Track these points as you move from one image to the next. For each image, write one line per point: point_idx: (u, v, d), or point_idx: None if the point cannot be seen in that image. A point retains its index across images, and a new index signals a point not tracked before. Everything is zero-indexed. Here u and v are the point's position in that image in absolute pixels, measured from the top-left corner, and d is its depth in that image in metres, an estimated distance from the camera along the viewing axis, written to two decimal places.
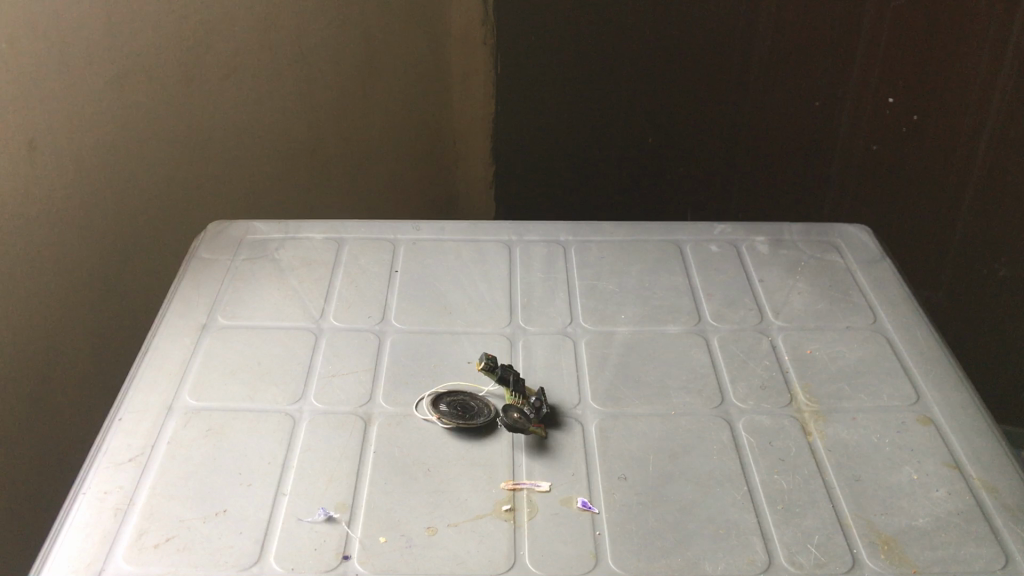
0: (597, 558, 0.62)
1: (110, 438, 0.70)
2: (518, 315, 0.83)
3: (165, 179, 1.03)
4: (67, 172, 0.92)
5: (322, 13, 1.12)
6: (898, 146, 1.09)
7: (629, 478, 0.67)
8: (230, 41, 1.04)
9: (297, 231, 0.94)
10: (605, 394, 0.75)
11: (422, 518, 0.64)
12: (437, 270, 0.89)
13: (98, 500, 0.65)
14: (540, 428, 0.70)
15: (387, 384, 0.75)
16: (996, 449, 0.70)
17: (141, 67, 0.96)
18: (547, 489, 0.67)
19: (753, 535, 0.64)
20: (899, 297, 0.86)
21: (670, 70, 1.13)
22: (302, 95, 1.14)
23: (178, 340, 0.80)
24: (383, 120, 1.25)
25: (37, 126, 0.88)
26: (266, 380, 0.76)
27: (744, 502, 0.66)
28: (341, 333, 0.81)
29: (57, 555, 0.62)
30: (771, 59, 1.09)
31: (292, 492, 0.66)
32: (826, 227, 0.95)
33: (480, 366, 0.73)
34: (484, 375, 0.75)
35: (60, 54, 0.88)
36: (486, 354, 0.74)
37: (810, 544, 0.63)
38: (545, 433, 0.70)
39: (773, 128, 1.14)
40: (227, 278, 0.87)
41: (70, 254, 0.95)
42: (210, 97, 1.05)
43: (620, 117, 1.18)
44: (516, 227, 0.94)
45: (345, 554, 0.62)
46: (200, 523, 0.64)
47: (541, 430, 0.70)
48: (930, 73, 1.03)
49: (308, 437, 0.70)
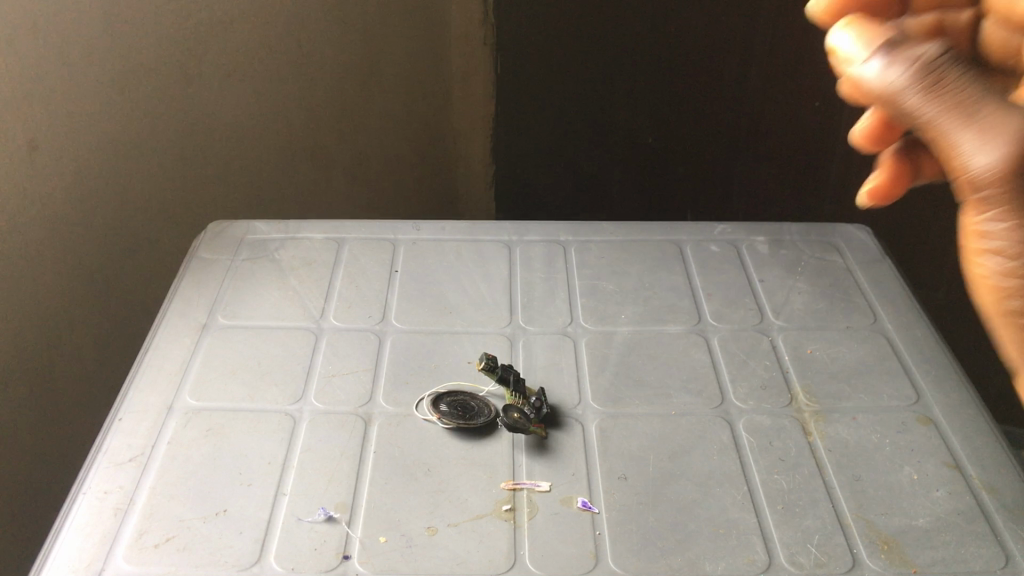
0: (597, 558, 0.62)
1: (110, 438, 0.70)
2: (518, 315, 0.83)
3: (166, 179, 1.03)
4: (67, 172, 0.92)
5: (323, 13, 1.12)
6: None
7: (629, 478, 0.68)
8: (230, 41, 1.04)
9: (297, 231, 0.94)
10: (605, 394, 0.75)
11: (422, 518, 0.64)
12: (437, 270, 0.89)
13: (98, 500, 0.65)
14: (540, 428, 0.70)
15: (387, 384, 0.75)
16: (996, 449, 0.70)
17: (141, 67, 0.96)
18: (547, 489, 0.67)
19: (753, 535, 0.64)
20: (899, 297, 0.86)
21: (670, 71, 1.12)
22: (302, 95, 1.14)
23: (178, 340, 0.80)
24: (384, 121, 1.25)
25: (39, 127, 0.88)
26: (266, 380, 0.76)
27: (744, 502, 0.66)
28: (341, 333, 0.81)
29: (57, 555, 0.62)
30: (771, 59, 1.10)
31: (292, 492, 0.66)
32: (826, 227, 0.95)
33: (480, 366, 0.73)
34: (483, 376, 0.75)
35: (62, 54, 0.88)
36: (486, 354, 0.74)
37: (811, 544, 0.63)
38: (545, 433, 0.70)
39: (773, 128, 1.14)
40: (227, 278, 0.87)
41: (70, 254, 0.94)
42: (210, 97, 1.05)
43: (620, 117, 1.18)
44: (516, 227, 0.94)
45: (345, 554, 0.62)
46: (200, 523, 0.64)
47: (541, 430, 0.70)
48: None
49: (308, 437, 0.70)
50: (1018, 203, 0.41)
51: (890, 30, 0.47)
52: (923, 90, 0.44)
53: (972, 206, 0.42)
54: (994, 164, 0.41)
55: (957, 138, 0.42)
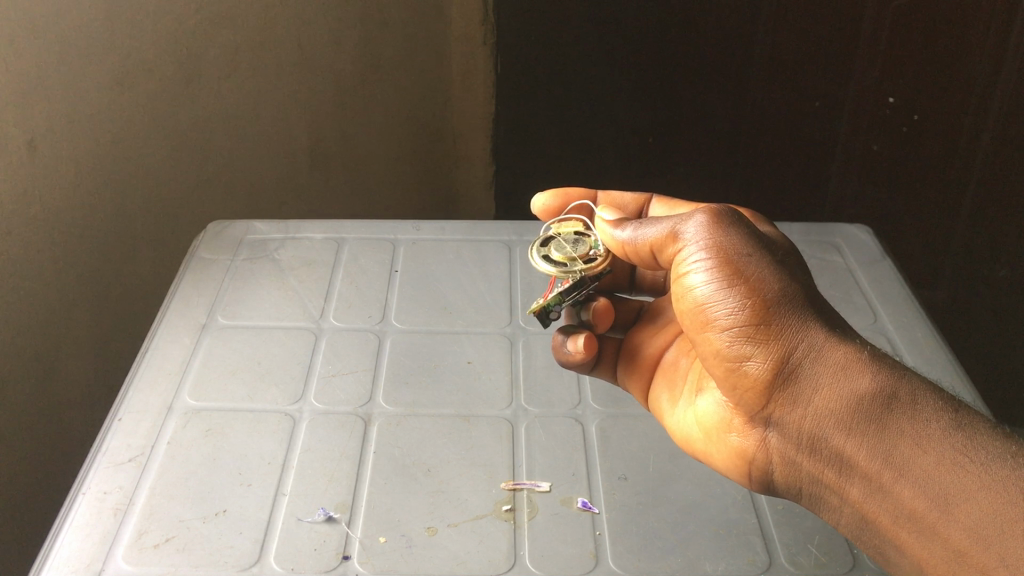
0: (597, 558, 0.63)
1: (109, 438, 0.70)
2: (518, 315, 0.84)
3: (167, 178, 1.04)
4: (66, 173, 0.92)
5: (322, 13, 1.11)
6: (898, 145, 1.10)
7: (629, 478, 0.69)
8: (229, 42, 1.04)
9: (297, 231, 0.93)
10: (605, 394, 0.76)
11: (422, 518, 0.64)
12: (436, 270, 0.89)
13: (98, 500, 0.65)
14: (562, 257, 0.67)
15: (386, 384, 0.75)
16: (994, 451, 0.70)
17: (141, 68, 0.96)
18: (547, 490, 0.67)
19: (754, 535, 0.65)
20: (900, 297, 0.87)
21: (669, 70, 1.11)
22: (302, 93, 1.15)
23: (178, 340, 0.80)
24: (384, 119, 1.26)
25: (38, 127, 0.88)
26: (266, 381, 0.75)
27: (744, 502, 0.68)
28: (341, 333, 0.81)
29: (57, 554, 0.62)
30: (773, 58, 1.08)
31: (292, 492, 0.66)
32: (826, 227, 0.95)
33: (584, 258, 0.68)
34: (582, 263, 0.67)
35: (61, 56, 0.88)
36: (602, 261, 0.67)
37: (811, 544, 0.65)
38: (540, 320, 0.69)
39: (774, 129, 1.15)
40: (227, 278, 0.87)
41: (70, 253, 0.94)
42: (210, 97, 1.05)
43: (620, 117, 1.16)
44: (516, 226, 0.95)
45: (345, 554, 0.62)
46: (199, 523, 0.64)
47: (562, 260, 0.67)
48: (929, 71, 1.03)
49: (308, 437, 0.70)
50: (745, 274, 0.56)
51: (683, 218, 0.60)
52: (720, 239, 0.58)
53: (723, 280, 0.57)
54: (714, 245, 0.58)
55: (688, 236, 0.59)
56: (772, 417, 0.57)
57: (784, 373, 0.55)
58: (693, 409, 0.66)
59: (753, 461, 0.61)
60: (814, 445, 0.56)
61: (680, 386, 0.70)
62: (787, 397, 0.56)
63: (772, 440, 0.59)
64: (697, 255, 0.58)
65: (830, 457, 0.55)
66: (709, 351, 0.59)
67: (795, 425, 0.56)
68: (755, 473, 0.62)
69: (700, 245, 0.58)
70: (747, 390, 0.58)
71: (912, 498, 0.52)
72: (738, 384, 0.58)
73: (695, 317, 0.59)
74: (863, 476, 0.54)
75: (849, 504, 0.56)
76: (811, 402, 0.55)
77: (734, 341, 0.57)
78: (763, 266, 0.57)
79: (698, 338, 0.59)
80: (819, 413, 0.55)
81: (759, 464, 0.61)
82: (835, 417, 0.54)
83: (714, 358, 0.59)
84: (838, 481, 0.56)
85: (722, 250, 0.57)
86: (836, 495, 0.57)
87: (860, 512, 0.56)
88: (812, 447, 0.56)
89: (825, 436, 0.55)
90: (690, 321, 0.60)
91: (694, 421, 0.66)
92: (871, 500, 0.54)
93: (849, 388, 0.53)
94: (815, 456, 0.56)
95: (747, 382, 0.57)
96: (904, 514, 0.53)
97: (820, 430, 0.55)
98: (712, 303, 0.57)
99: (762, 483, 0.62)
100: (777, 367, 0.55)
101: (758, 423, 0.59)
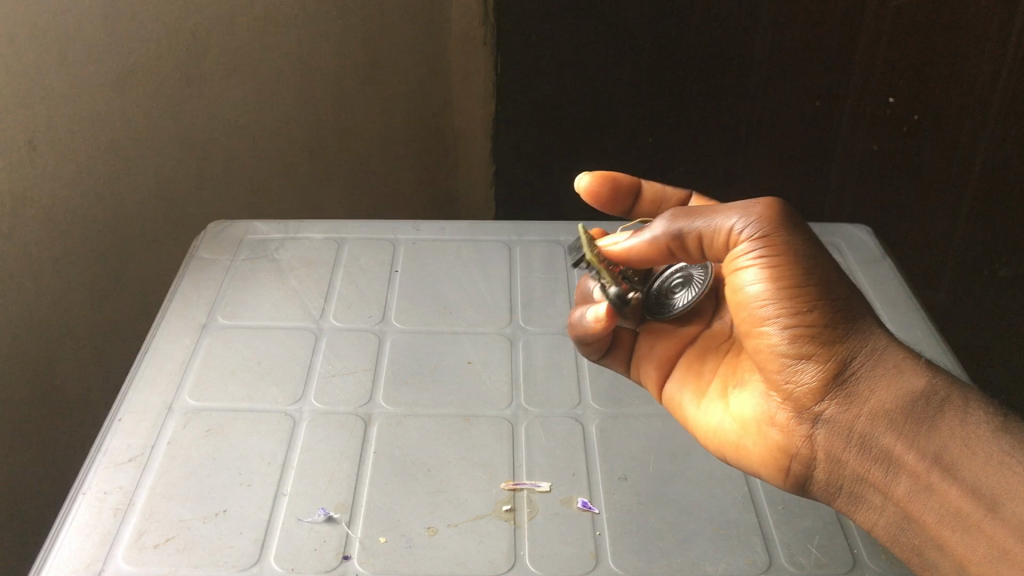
0: (597, 558, 0.63)
1: (109, 438, 0.70)
2: (518, 315, 0.84)
3: (167, 179, 1.04)
4: (65, 173, 0.92)
5: (321, 13, 1.11)
6: (899, 144, 1.10)
7: (629, 478, 0.69)
8: (228, 42, 1.04)
9: (297, 231, 0.93)
10: (605, 394, 0.76)
11: (422, 518, 0.64)
12: (436, 271, 0.89)
13: (98, 500, 0.65)
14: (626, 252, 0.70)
15: (386, 384, 0.75)
16: None
17: (141, 68, 0.96)
18: (547, 490, 0.67)
19: (754, 535, 0.65)
20: (901, 297, 0.87)
21: (670, 70, 1.11)
22: (301, 93, 1.15)
23: (178, 340, 0.80)
24: (383, 118, 1.26)
25: (38, 127, 0.88)
26: (266, 380, 0.75)
27: (744, 502, 0.68)
28: (341, 333, 0.81)
29: (57, 554, 0.62)
30: (773, 60, 1.08)
31: (292, 492, 0.66)
32: (826, 227, 0.95)
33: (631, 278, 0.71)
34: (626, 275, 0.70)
35: (61, 56, 0.88)
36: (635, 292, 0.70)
37: (811, 545, 0.65)
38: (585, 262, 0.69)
39: (774, 130, 1.14)
40: (227, 278, 0.87)
41: (70, 253, 0.95)
42: (209, 98, 1.05)
43: (620, 117, 1.16)
44: (516, 226, 0.95)
45: (345, 554, 0.62)
46: (199, 523, 0.64)
47: None
48: (930, 71, 1.03)
49: (308, 436, 0.70)
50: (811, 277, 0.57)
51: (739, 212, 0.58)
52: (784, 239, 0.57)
53: (789, 280, 0.57)
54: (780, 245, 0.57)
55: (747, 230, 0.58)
56: (823, 414, 0.59)
57: (843, 372, 0.57)
58: (727, 406, 0.66)
59: (795, 459, 0.61)
60: (864, 442, 0.57)
61: (706, 382, 0.70)
62: (843, 395, 0.57)
63: (818, 437, 0.60)
64: (753, 247, 0.58)
65: (879, 455, 0.56)
66: (763, 347, 0.59)
67: (847, 422, 0.58)
68: (795, 470, 0.62)
69: (761, 244, 0.57)
70: (802, 387, 0.59)
71: (958, 496, 0.53)
72: (793, 380, 0.59)
73: (753, 313, 0.59)
74: (910, 475, 0.55)
75: (892, 503, 0.57)
76: (867, 400, 0.57)
77: (795, 339, 0.58)
78: (824, 269, 0.57)
79: (752, 334, 0.60)
80: (874, 411, 0.57)
81: (800, 463, 0.61)
82: (889, 416, 0.56)
83: (769, 356, 0.59)
84: (885, 481, 0.56)
85: (789, 250, 0.57)
86: (880, 494, 0.57)
87: (903, 512, 0.56)
88: (862, 444, 0.57)
89: (877, 435, 0.57)
90: (745, 317, 0.60)
91: (729, 417, 0.65)
92: (916, 498, 0.55)
93: (906, 389, 0.56)
94: (863, 454, 0.57)
95: (803, 379, 0.58)
96: (950, 513, 0.54)
97: (873, 428, 0.57)
98: (776, 302, 0.57)
99: (797, 482, 0.62)
100: (836, 365, 0.57)
101: (805, 420, 0.60)
